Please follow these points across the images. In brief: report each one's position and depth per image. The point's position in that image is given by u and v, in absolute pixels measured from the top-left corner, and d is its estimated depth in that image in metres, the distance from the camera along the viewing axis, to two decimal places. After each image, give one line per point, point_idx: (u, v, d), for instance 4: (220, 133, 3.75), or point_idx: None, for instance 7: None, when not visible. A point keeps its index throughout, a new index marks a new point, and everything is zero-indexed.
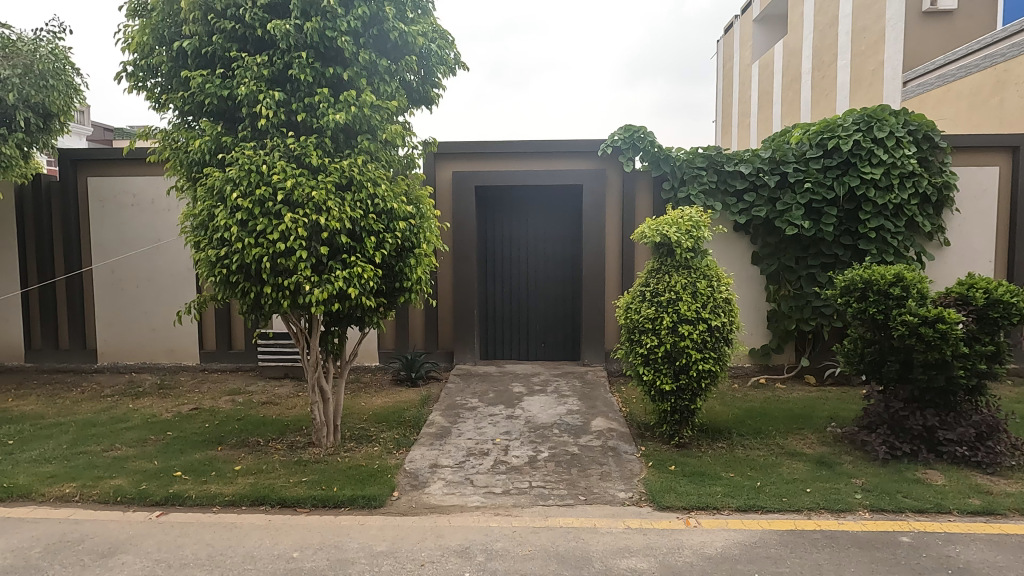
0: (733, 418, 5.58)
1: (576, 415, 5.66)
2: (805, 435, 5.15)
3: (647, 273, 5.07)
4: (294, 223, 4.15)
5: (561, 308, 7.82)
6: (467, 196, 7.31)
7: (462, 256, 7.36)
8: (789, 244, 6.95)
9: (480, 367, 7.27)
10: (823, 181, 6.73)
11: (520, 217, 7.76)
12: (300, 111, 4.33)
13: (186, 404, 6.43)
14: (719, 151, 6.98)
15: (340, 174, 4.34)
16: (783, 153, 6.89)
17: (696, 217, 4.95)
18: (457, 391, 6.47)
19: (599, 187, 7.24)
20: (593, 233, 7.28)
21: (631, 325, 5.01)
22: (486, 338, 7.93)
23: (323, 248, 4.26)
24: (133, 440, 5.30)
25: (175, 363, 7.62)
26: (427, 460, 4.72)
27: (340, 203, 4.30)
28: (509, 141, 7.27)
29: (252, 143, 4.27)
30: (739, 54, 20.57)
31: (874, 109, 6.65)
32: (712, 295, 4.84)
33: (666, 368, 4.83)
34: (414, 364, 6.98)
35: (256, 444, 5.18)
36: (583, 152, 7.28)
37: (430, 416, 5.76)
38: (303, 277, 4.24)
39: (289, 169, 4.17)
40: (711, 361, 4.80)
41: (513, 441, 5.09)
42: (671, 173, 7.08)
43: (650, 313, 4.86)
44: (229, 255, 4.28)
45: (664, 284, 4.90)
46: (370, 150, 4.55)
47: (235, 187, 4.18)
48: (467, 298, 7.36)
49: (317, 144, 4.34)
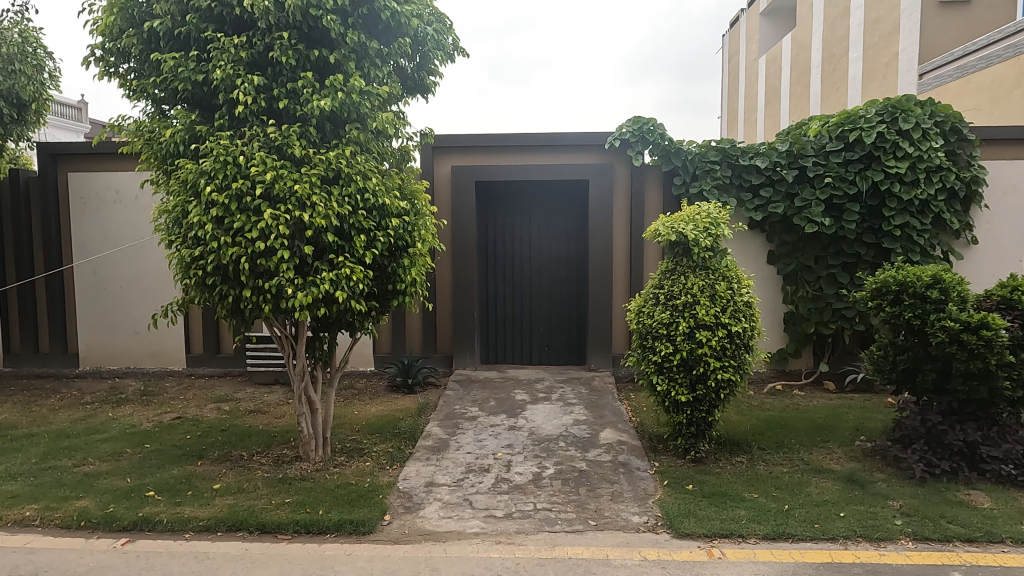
0: (752, 429, 5.21)
1: (583, 426, 5.29)
2: (830, 449, 4.77)
3: (661, 275, 4.69)
4: (274, 220, 3.77)
5: (566, 310, 7.43)
6: (467, 192, 6.93)
7: (462, 255, 6.99)
8: (807, 243, 6.56)
9: (481, 373, 6.90)
10: (844, 176, 6.34)
11: (522, 214, 7.38)
12: (282, 97, 3.95)
13: (169, 413, 6.06)
14: (733, 144, 6.60)
15: (326, 167, 3.96)
16: (802, 146, 6.51)
17: (714, 213, 4.55)
18: (456, 399, 6.09)
19: (606, 183, 6.85)
20: (600, 232, 6.90)
21: (644, 330, 4.63)
22: (487, 341, 7.56)
23: (306, 248, 3.89)
24: (108, 454, 4.94)
25: (160, 368, 7.26)
26: (422, 478, 4.34)
27: (326, 198, 3.92)
28: (510, 134, 6.89)
29: (228, 132, 3.89)
30: (745, 49, 20.14)
31: (899, 99, 6.25)
32: (732, 298, 4.45)
33: (681, 378, 4.47)
34: (411, 369, 6.61)
35: (239, 459, 4.81)
36: (589, 146, 6.90)
37: (427, 427, 5.39)
38: (285, 279, 3.87)
39: (268, 161, 3.78)
40: (731, 370, 4.43)
41: (516, 456, 4.71)
42: (683, 168, 6.69)
43: (665, 318, 4.48)
44: (204, 255, 3.90)
45: (680, 286, 4.51)
46: (359, 140, 4.18)
47: (209, 181, 3.79)
48: (466, 300, 6.99)
49: (300, 134, 3.97)
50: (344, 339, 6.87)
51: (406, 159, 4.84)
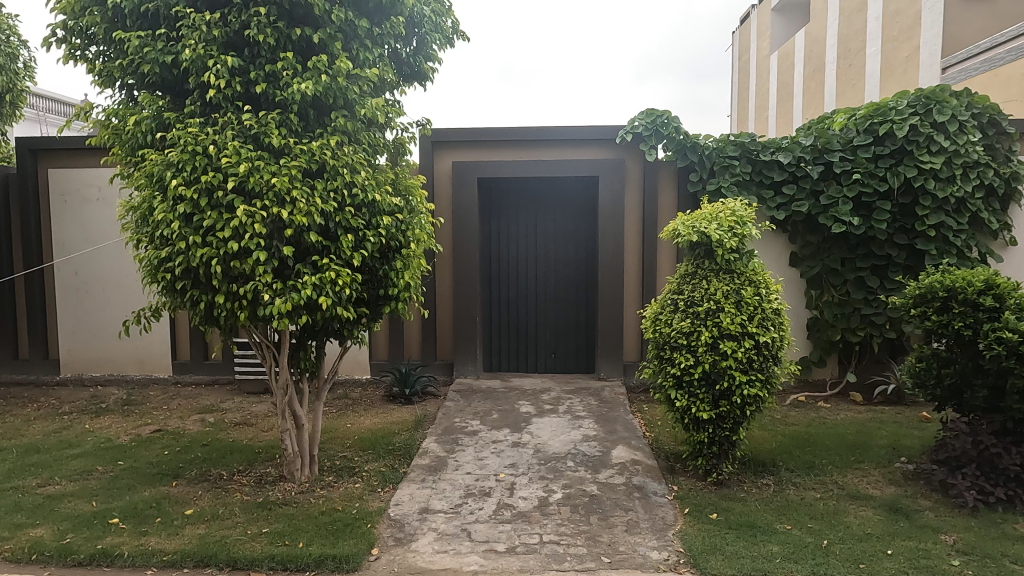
0: (777, 447, 4.77)
1: (593, 443, 4.86)
2: (866, 471, 4.34)
3: (680, 278, 4.26)
4: (249, 217, 3.36)
5: (574, 315, 7.01)
6: (469, 189, 6.51)
7: (464, 255, 6.57)
8: (834, 244, 6.11)
9: (483, 382, 6.49)
10: (874, 172, 5.89)
11: (528, 213, 6.95)
12: (260, 80, 3.54)
13: (149, 425, 5.66)
14: (753, 138, 6.18)
15: (309, 158, 3.55)
16: (828, 140, 6.06)
17: (740, 211, 4.11)
18: (456, 410, 5.68)
19: (618, 180, 6.42)
20: (610, 232, 6.47)
21: (660, 340, 4.20)
22: (490, 347, 7.15)
23: (286, 249, 3.47)
24: (76, 472, 4.54)
25: (145, 375, 6.88)
26: (416, 504, 3.93)
27: (308, 194, 3.51)
28: (515, 128, 6.47)
29: (199, 120, 3.47)
30: (756, 45, 19.66)
31: (933, 89, 5.79)
32: (760, 305, 4.02)
33: (703, 393, 4.06)
34: (408, 379, 6.20)
35: (217, 479, 4.40)
36: (599, 140, 6.48)
37: (423, 443, 4.98)
38: (262, 284, 3.45)
39: (242, 150, 3.37)
40: (758, 385, 4.01)
41: (520, 477, 4.28)
42: (699, 163, 6.28)
43: (685, 326, 4.04)
44: (172, 257, 3.49)
45: (702, 291, 4.08)
46: (346, 130, 3.76)
47: (176, 174, 3.39)
48: (468, 304, 6.58)
49: (280, 121, 3.55)
50: (336, 347, 6.46)
51: (401, 153, 4.44)
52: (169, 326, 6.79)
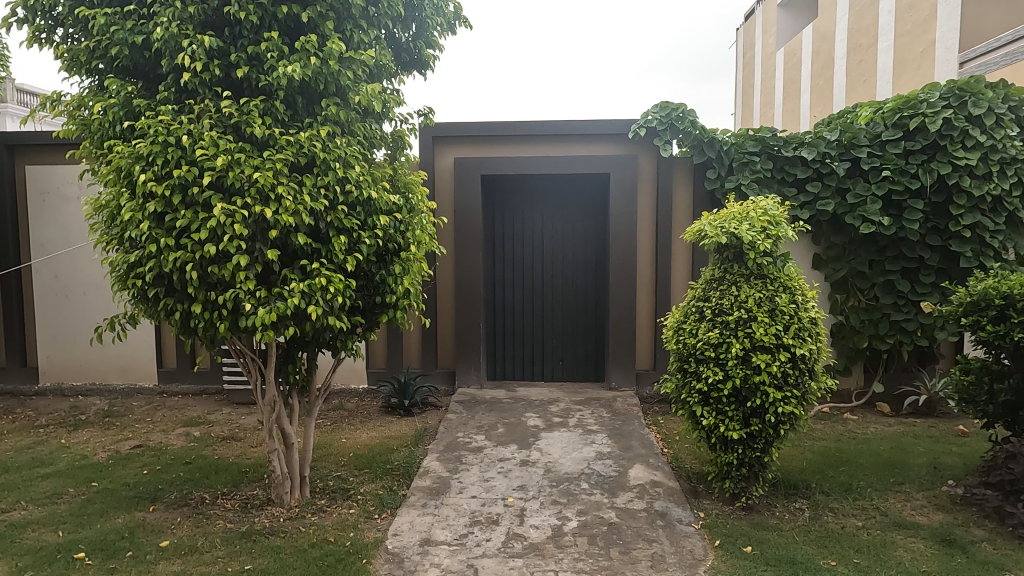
0: (808, 465, 4.40)
1: (608, 462, 4.49)
2: (908, 495, 3.97)
3: (706, 284, 3.88)
4: (228, 217, 2.98)
5: (583, 321, 6.64)
6: (472, 187, 6.14)
7: (466, 258, 6.20)
8: (861, 245, 5.72)
9: (487, 392, 6.12)
10: (904, 169, 5.51)
11: (534, 212, 6.57)
12: (241, 63, 3.14)
13: (130, 440, 5.28)
14: (774, 133, 5.82)
15: (295, 151, 3.17)
16: (854, 134, 5.68)
17: (773, 210, 3.72)
18: (458, 424, 5.31)
19: (630, 178, 6.05)
20: (623, 232, 6.10)
21: (684, 351, 3.83)
22: (494, 354, 6.78)
23: (270, 252, 3.09)
24: (45, 495, 4.16)
25: (129, 385, 6.50)
26: (416, 534, 3.55)
27: (295, 190, 3.14)
28: (521, 122, 6.09)
29: (172, 107, 3.08)
30: (761, 41, 19.27)
31: (968, 80, 5.36)
32: (797, 313, 3.62)
33: (732, 411, 3.70)
34: (408, 390, 5.81)
35: (199, 503, 4.02)
36: (609, 135, 6.11)
37: (424, 461, 4.61)
38: (243, 292, 3.07)
39: (221, 141, 2.98)
40: (793, 402, 3.64)
41: (530, 502, 3.91)
42: (717, 159, 5.92)
43: (713, 337, 3.67)
44: (142, 262, 3.11)
45: (731, 298, 3.69)
46: (339, 120, 3.38)
47: (147, 168, 3.00)
48: (472, 309, 6.20)
49: (263, 109, 3.17)
50: (329, 358, 6.08)
51: (399, 147, 4.06)
52: (153, 332, 6.40)
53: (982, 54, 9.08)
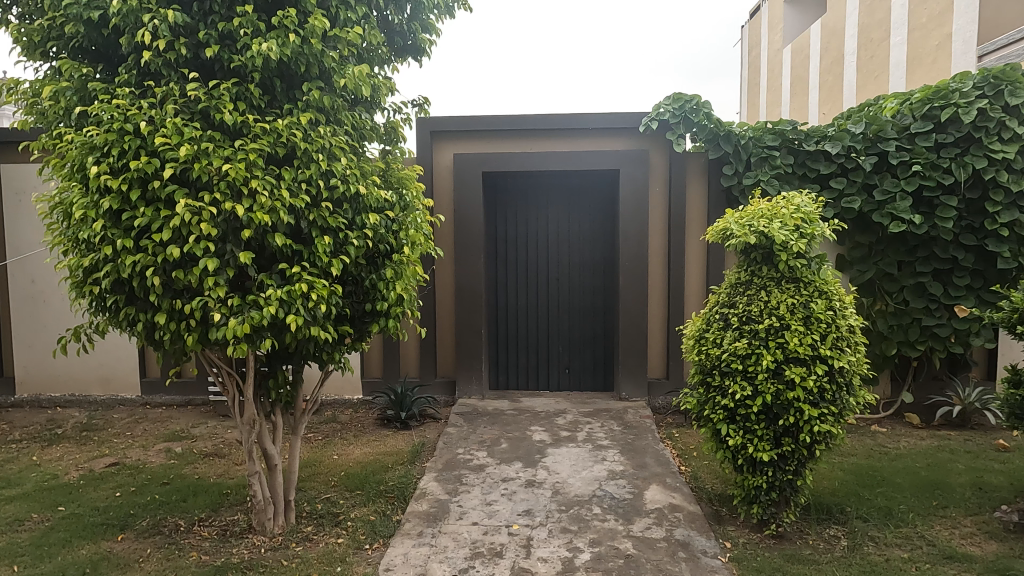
0: (841, 486, 4.02)
1: (621, 482, 4.12)
2: (955, 521, 3.59)
3: (730, 289, 3.51)
4: (193, 215, 2.61)
5: (590, 326, 6.27)
6: (472, 184, 5.78)
7: (466, 260, 5.84)
8: (889, 245, 5.34)
9: (489, 403, 5.75)
10: (936, 164, 5.13)
11: (538, 211, 6.20)
12: (211, 42, 2.77)
13: (106, 457, 4.92)
14: (794, 126, 5.46)
15: (273, 140, 2.81)
16: (881, 127, 5.30)
17: (806, 207, 3.35)
18: (458, 439, 4.94)
19: (641, 175, 5.68)
20: (633, 232, 5.73)
21: (707, 364, 3.46)
22: (496, 361, 6.41)
23: (243, 255, 2.73)
24: (5, 522, 3.79)
25: (109, 396, 6.14)
26: (411, 569, 3.18)
27: (272, 185, 2.78)
28: (525, 116, 5.73)
29: (130, 90, 2.71)
30: (766, 38, 18.88)
31: (1004, 67, 4.96)
32: (835, 321, 3.24)
33: (762, 429, 3.32)
34: (404, 402, 5.47)
35: (173, 531, 3.66)
36: (619, 130, 5.74)
37: (420, 481, 4.24)
38: (212, 300, 2.70)
39: (186, 129, 2.62)
40: (830, 419, 3.27)
41: (537, 530, 3.53)
42: (734, 154, 5.57)
43: (741, 348, 3.29)
44: (98, 266, 2.74)
45: (760, 304, 3.31)
46: (322, 106, 3.02)
47: (101, 160, 2.63)
48: (473, 315, 5.84)
49: (235, 94, 2.80)
50: (315, 371, 5.70)
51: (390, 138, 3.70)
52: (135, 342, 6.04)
53: (1005, 46, 8.68)
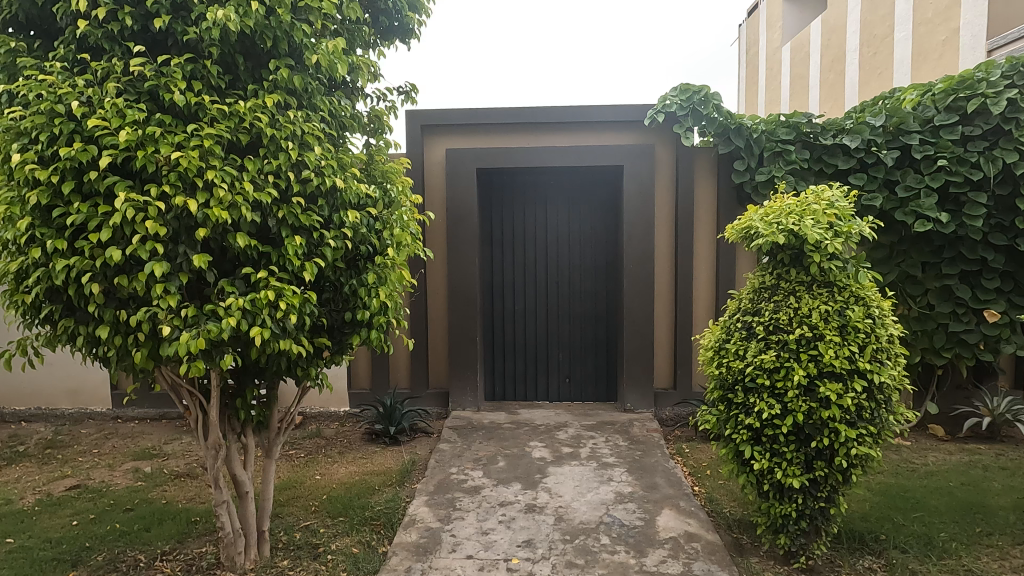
0: (872, 509, 3.66)
1: (630, 507, 3.74)
2: (1004, 551, 3.23)
3: (754, 294, 3.16)
4: (138, 212, 2.23)
5: (592, 332, 5.90)
6: (466, 182, 5.40)
7: (460, 262, 5.47)
8: (913, 245, 4.98)
9: (485, 416, 5.38)
10: (962, 158, 4.76)
11: (536, 211, 5.83)
12: (161, 11, 2.38)
13: (68, 478, 4.52)
14: (809, 119, 5.12)
15: (233, 125, 2.43)
16: (902, 119, 4.94)
17: (839, 202, 2.98)
18: (452, 457, 4.56)
19: (647, 171, 5.31)
20: (638, 232, 5.36)
21: (729, 379, 3.11)
22: (492, 370, 6.04)
23: (198, 258, 2.35)
24: None
25: (78, 410, 5.75)
26: None
27: (232, 178, 2.40)
28: (522, 109, 5.36)
29: (65, 67, 2.32)
30: (764, 37, 18.57)
31: None
32: (874, 331, 2.88)
33: (792, 452, 2.96)
34: (393, 415, 5.10)
35: (131, 568, 3.26)
36: (622, 123, 5.38)
37: (409, 506, 3.85)
38: (162, 312, 2.32)
39: (128, 111, 2.23)
40: (869, 440, 2.90)
41: (539, 565, 3.16)
42: (746, 149, 5.22)
43: (768, 361, 2.92)
44: (29, 272, 2.35)
45: (789, 312, 2.95)
46: (293, 87, 2.64)
47: (28, 148, 2.25)
48: (467, 322, 5.47)
49: (190, 73, 2.42)
50: (291, 388, 5.30)
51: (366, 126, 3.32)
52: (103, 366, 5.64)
53: (1019, 40, 8.32)
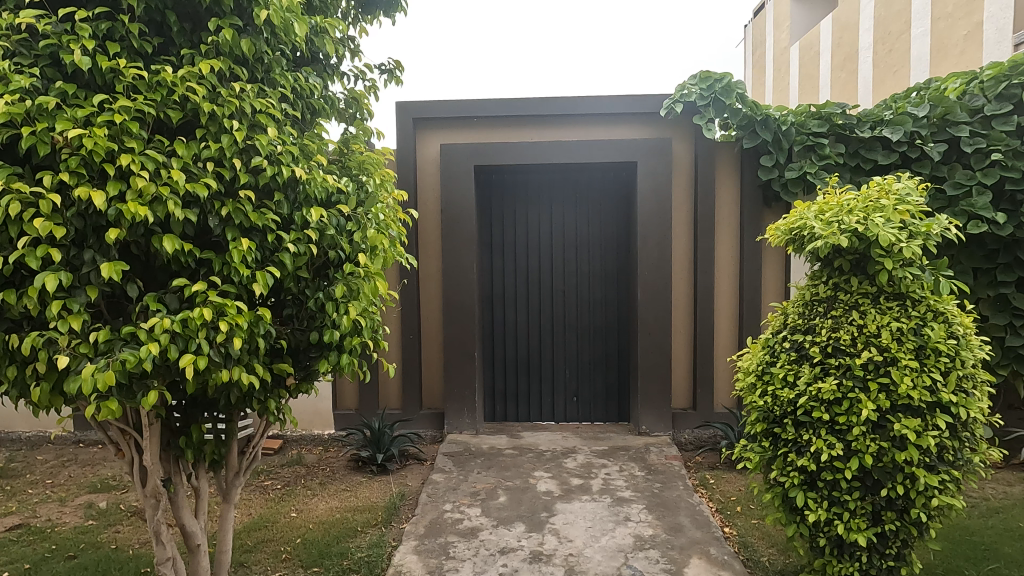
0: (939, 561, 3.10)
1: (653, 556, 3.20)
2: None
3: (806, 310, 2.63)
4: (24, 207, 1.70)
5: (602, 347, 5.38)
6: (463, 180, 4.89)
7: (456, 269, 4.94)
8: (963, 249, 4.43)
9: (485, 440, 4.84)
10: (1020, 151, 4.20)
11: (540, 212, 5.31)
12: None
13: (10, 515, 3.99)
14: (844, 109, 4.59)
15: (160, 99, 1.91)
16: (948, 109, 4.41)
17: (912, 197, 2.46)
18: (446, 491, 4.02)
19: (663, 169, 4.79)
20: (654, 236, 4.83)
21: (775, 411, 2.58)
22: (492, 387, 5.50)
23: (110, 266, 1.82)
24: None
25: (37, 433, 5.25)
26: None
27: (156, 164, 1.88)
28: (524, 100, 4.85)
29: None
30: (772, 37, 17.80)
31: None
32: (958, 355, 2.34)
33: (856, 502, 2.42)
34: (381, 441, 4.59)
35: None
36: (634, 115, 4.88)
37: (395, 554, 3.31)
38: (62, 336, 1.79)
39: (11, 76, 1.71)
40: (952, 488, 2.36)
41: None
42: (773, 142, 4.70)
43: (829, 391, 2.38)
44: None
45: (851, 331, 2.41)
46: (241, 54, 2.12)
47: None
48: (464, 335, 4.95)
49: (105, 32, 1.91)
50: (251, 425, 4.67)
51: (335, 107, 2.81)
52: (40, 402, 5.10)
53: None
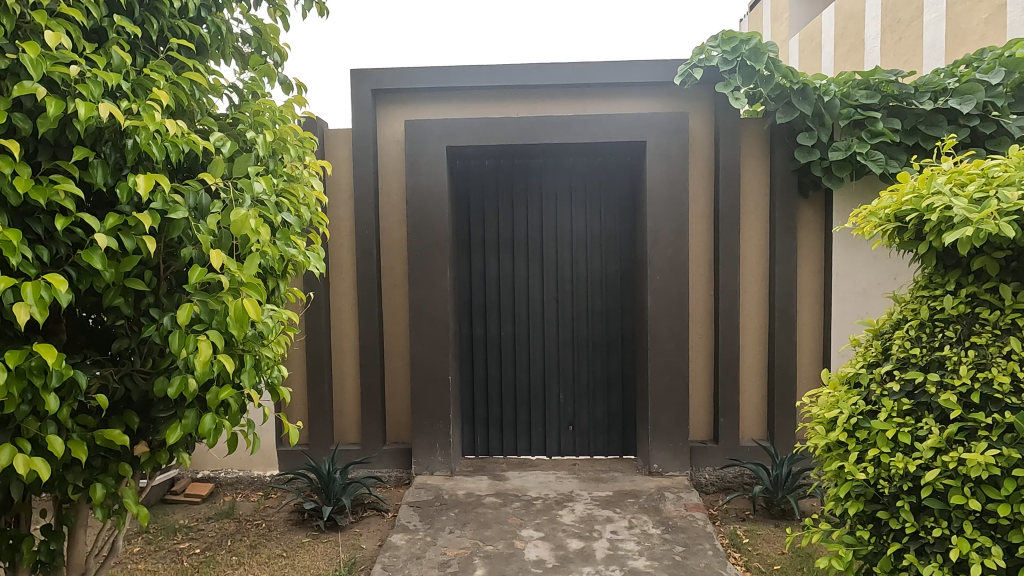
0: None
1: None
2: None
3: (924, 337, 1.75)
4: None
5: (603, 366, 4.50)
6: (432, 165, 3.99)
7: (425, 273, 4.04)
8: None
9: (460, 484, 3.94)
10: None
11: (528, 206, 4.43)
12: None
13: None
14: (899, 76, 3.70)
15: None
16: None
17: None
18: (408, 559, 3.11)
19: (678, 151, 3.91)
20: (667, 232, 3.95)
21: (881, 487, 1.71)
22: (471, 416, 4.60)
23: None
24: None
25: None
26: None
27: None
28: (507, 66, 3.97)
29: None
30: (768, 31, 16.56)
31: None
32: None
33: None
34: (331, 489, 3.66)
35: None
36: (641, 85, 4.02)
37: None
38: None
39: None
40: None
41: None
42: (813, 117, 3.82)
43: (979, 468, 1.51)
44: None
45: (1013, 371, 1.54)
46: None
47: None
48: (435, 354, 4.05)
49: None
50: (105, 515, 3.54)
51: (226, 43, 1.92)
52: None
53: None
